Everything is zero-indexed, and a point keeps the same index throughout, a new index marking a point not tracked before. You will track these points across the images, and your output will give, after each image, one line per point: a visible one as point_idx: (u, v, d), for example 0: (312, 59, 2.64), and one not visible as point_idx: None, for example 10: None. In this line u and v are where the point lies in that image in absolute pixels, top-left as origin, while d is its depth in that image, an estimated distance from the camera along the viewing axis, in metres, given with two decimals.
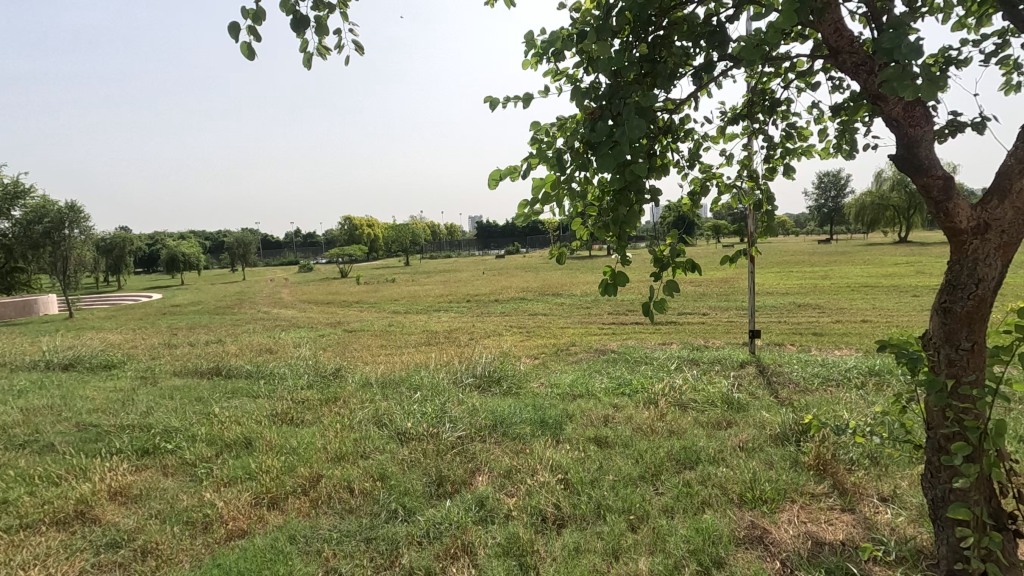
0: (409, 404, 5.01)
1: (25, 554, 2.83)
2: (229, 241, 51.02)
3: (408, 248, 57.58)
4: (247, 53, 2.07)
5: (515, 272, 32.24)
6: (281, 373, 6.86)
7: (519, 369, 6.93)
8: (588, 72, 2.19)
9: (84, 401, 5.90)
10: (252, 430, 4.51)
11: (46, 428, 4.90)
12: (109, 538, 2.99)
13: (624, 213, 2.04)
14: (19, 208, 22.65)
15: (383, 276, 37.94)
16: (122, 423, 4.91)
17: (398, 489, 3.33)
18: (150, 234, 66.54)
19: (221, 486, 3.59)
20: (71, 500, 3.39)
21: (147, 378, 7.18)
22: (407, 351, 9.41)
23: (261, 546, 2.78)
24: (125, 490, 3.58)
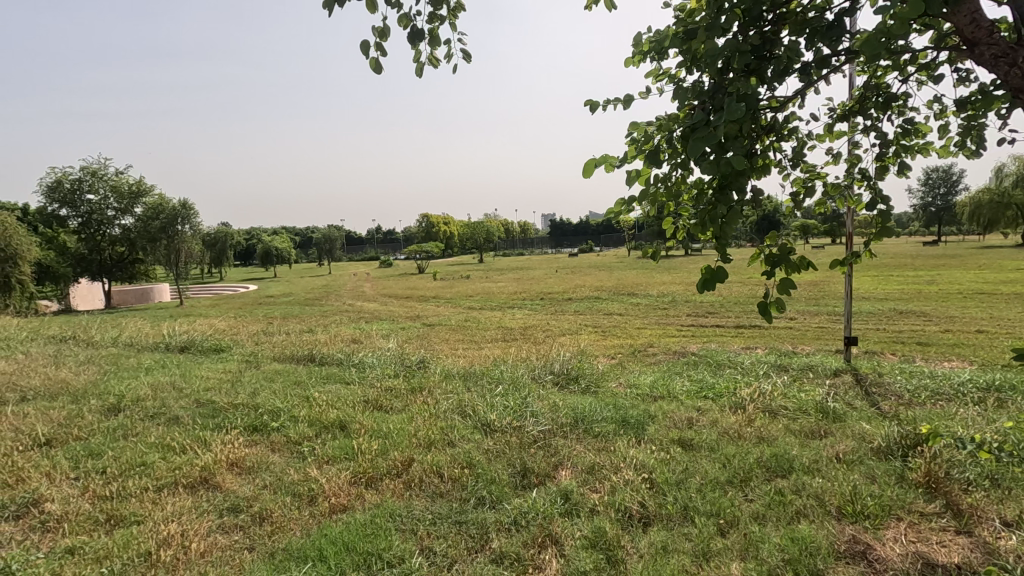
0: (491, 397, 5.16)
1: (163, 511, 3.21)
2: (318, 237, 54.34)
3: (483, 247, 58.55)
4: (373, 68, 2.28)
5: (589, 271, 31.99)
6: (370, 363, 7.26)
7: (597, 368, 6.93)
8: (692, 72, 2.17)
9: (200, 380, 6.54)
10: (347, 414, 4.83)
11: (171, 403, 5.50)
12: (230, 504, 3.33)
13: (723, 211, 1.96)
14: (140, 205, 25.34)
15: (458, 273, 38.90)
16: (234, 402, 5.42)
17: (485, 477, 3.47)
18: (249, 231, 72.19)
19: (323, 463, 3.88)
20: (197, 467, 3.81)
21: (251, 362, 7.84)
22: (485, 346, 9.66)
23: (363, 521, 3.00)
24: (241, 461, 3.95)
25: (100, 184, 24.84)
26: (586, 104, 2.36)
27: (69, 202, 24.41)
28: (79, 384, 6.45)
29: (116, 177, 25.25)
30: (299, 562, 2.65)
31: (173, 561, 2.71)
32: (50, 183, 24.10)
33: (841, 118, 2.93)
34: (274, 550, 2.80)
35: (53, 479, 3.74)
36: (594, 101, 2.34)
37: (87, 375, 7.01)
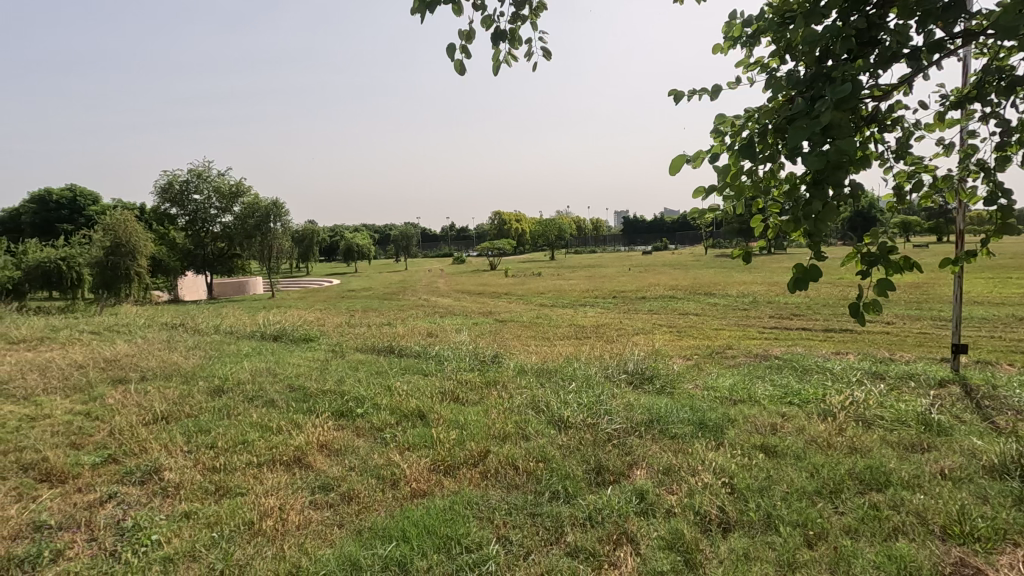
0: (565, 394, 5.18)
1: (264, 485, 3.51)
2: (396, 235, 56.55)
3: (554, 244, 58.51)
4: (458, 69, 2.39)
5: (664, 270, 31.16)
6: (446, 356, 7.50)
7: (673, 369, 6.77)
8: (787, 60, 2.09)
9: (291, 367, 7.03)
10: (426, 404, 5.02)
11: (267, 387, 5.96)
12: (321, 482, 3.57)
13: (817, 207, 1.86)
14: (239, 204, 27.47)
15: (530, 269, 39.11)
16: (322, 388, 5.79)
17: (560, 472, 3.50)
18: (333, 228, 76.36)
19: (404, 450, 4.07)
20: (292, 447, 4.12)
21: (336, 352, 8.32)
22: (557, 343, 9.68)
23: (442, 507, 3.12)
24: (329, 444, 4.22)
25: (204, 185, 27.16)
26: (670, 95, 2.32)
27: (179, 202, 26.88)
28: (188, 367, 7.13)
29: (219, 178, 27.54)
30: (383, 540, 2.80)
31: (272, 531, 2.96)
32: (163, 184, 26.64)
33: (955, 105, 2.70)
34: (360, 528, 2.97)
35: (170, 451, 4.18)
36: (680, 92, 2.30)
37: (196, 358, 7.74)
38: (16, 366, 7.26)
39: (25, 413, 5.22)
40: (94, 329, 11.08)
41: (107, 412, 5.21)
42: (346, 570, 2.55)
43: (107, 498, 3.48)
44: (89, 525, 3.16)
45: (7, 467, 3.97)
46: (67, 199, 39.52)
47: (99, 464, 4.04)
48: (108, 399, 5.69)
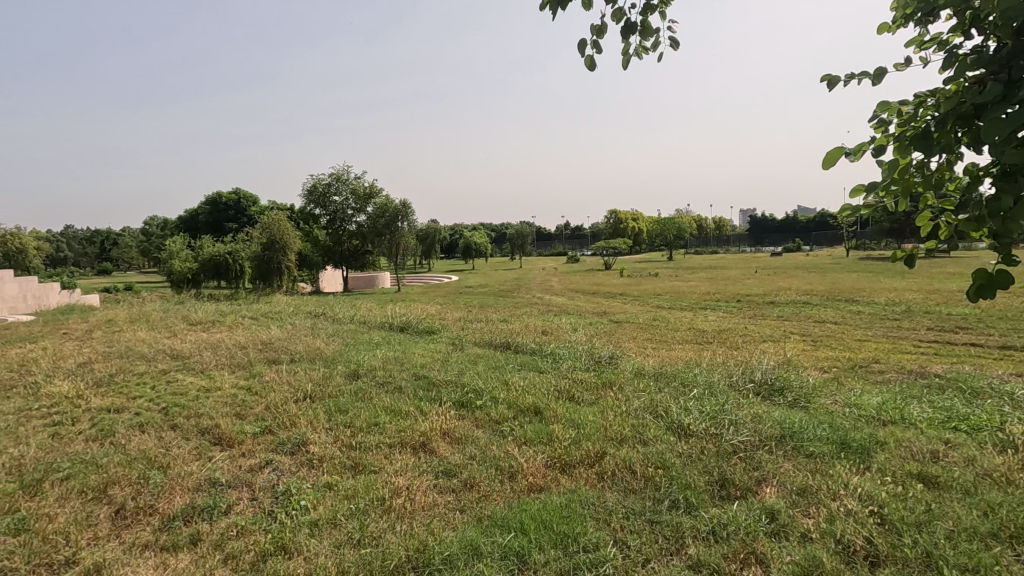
0: (685, 400, 4.97)
1: (394, 465, 3.79)
2: (512, 233, 57.88)
3: (672, 244, 56.28)
4: (588, 65, 2.43)
5: (797, 273, 28.62)
6: (561, 354, 7.55)
7: (808, 381, 6.20)
8: (974, 36, 1.81)
9: (417, 357, 7.50)
10: (542, 401, 5.09)
11: (396, 374, 6.42)
12: (444, 468, 3.77)
13: (1012, 204, 1.58)
14: (372, 205, 29.84)
15: (646, 270, 37.94)
16: (444, 378, 6.11)
17: (680, 481, 3.36)
18: (454, 227, 80.07)
19: (522, 444, 4.16)
20: (418, 432, 4.39)
21: (456, 345, 8.71)
22: (676, 347, 9.32)
23: (559, 503, 3.15)
24: (452, 432, 4.45)
25: (343, 187, 29.79)
26: (823, 80, 2.12)
27: (321, 203, 29.76)
28: (328, 352, 7.88)
29: (355, 181, 30.12)
30: (503, 530, 2.89)
31: (401, 509, 3.18)
32: (309, 187, 29.67)
33: None
34: (480, 516, 3.08)
35: (315, 426, 4.66)
36: (834, 77, 2.09)
37: (335, 345, 8.54)
38: (196, 344, 8.53)
39: (202, 385, 6.12)
40: (254, 315, 12.65)
41: (264, 388, 5.95)
42: (468, 554, 2.67)
43: (265, 464, 3.97)
44: (251, 486, 3.63)
45: (190, 429, 4.69)
46: (234, 202, 45.43)
47: (259, 433, 4.61)
48: (265, 378, 6.47)
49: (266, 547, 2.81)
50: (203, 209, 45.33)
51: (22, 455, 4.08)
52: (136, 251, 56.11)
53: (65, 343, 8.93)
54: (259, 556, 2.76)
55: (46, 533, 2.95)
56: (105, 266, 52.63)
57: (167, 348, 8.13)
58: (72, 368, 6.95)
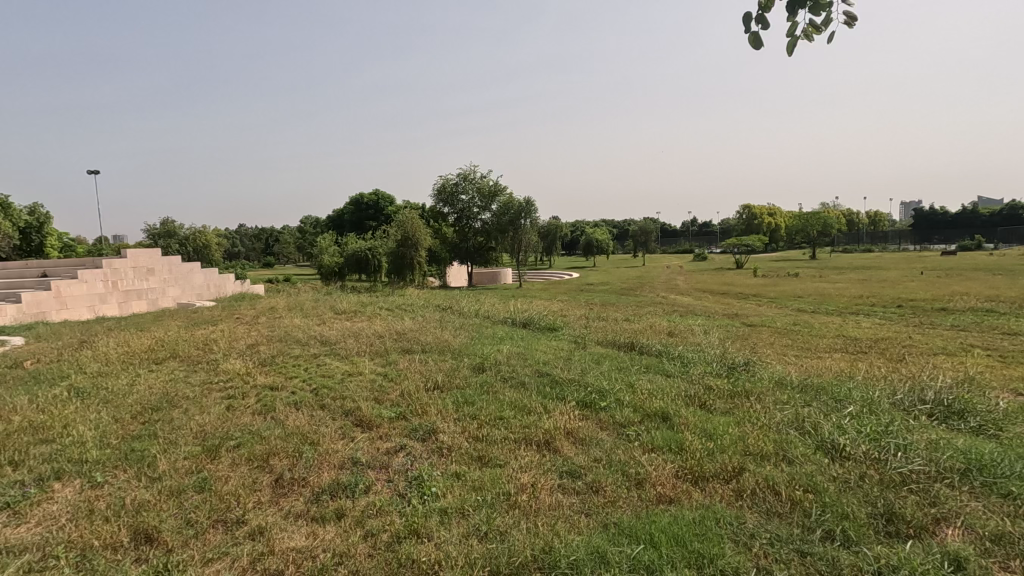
0: (839, 417, 4.41)
1: (519, 461, 3.81)
2: (635, 230, 56.32)
3: (816, 241, 51.03)
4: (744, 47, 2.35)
5: (977, 275, 24.41)
6: (690, 358, 7.14)
7: (999, 404, 5.20)
8: None
9: (540, 353, 7.54)
10: (671, 407, 4.83)
11: (520, 369, 6.51)
12: (568, 468, 3.71)
13: None
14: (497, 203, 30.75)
15: (784, 269, 34.77)
16: (568, 377, 6.05)
17: (835, 510, 2.98)
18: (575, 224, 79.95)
19: (648, 451, 3.98)
20: (542, 429, 4.39)
21: (579, 343, 8.62)
22: (823, 355, 8.39)
23: (691, 519, 2.94)
24: (576, 432, 4.37)
25: (469, 187, 30.97)
26: None
27: (450, 202, 31.18)
28: (456, 344, 8.21)
29: (481, 180, 31.23)
30: (631, 540, 2.76)
31: (526, 506, 3.18)
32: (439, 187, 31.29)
33: None
34: (607, 523, 2.98)
35: (444, 416, 4.86)
36: None
37: (462, 337, 8.89)
38: (341, 332, 9.36)
39: (346, 369, 6.70)
40: (390, 306, 13.63)
41: (398, 376, 6.35)
42: (595, 561, 2.58)
43: (400, 448, 4.21)
44: (387, 469, 3.87)
45: (336, 410, 5.13)
46: (373, 202, 49.41)
47: (394, 418, 4.92)
48: (400, 366, 6.90)
49: (401, 529, 2.96)
50: (348, 209, 50.04)
51: (205, 422, 4.75)
52: (293, 246, 63.36)
53: (239, 326, 10.31)
54: (394, 537, 2.91)
55: (222, 493, 3.39)
56: (270, 260, 60.30)
57: (318, 334, 9.03)
58: (243, 348, 7.98)
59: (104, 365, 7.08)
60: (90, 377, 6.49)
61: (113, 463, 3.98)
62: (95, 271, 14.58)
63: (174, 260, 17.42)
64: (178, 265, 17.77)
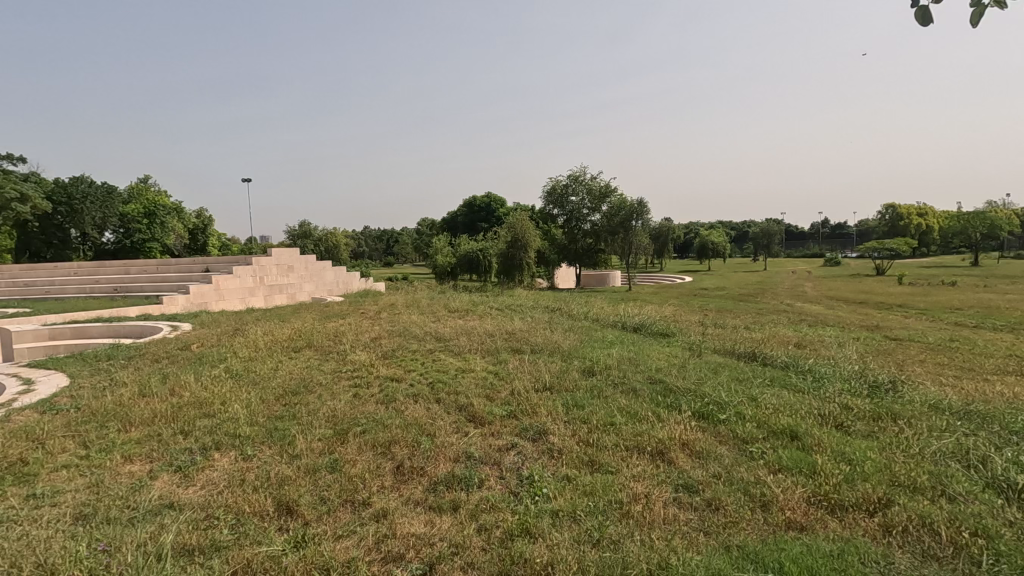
0: (1014, 452, 3.77)
1: (631, 470, 3.70)
2: (756, 232, 52.64)
3: (980, 245, 44.27)
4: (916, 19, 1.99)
5: None
6: (823, 373, 6.50)
7: None
8: None
9: (653, 360, 7.29)
10: (802, 426, 4.43)
11: (631, 375, 6.33)
12: (684, 481, 3.54)
13: None
14: (607, 204, 30.26)
15: (938, 277, 30.54)
16: (683, 386, 5.77)
17: (1013, 561, 2.54)
18: (689, 226, 76.56)
19: (774, 471, 3.67)
20: (656, 438, 4.22)
21: (694, 351, 8.19)
22: (991, 378, 7.22)
23: (828, 552, 2.66)
24: (692, 444, 4.16)
25: (580, 188, 30.85)
26: None
27: (560, 203, 31.35)
28: (566, 346, 8.18)
29: (592, 181, 30.93)
30: (756, 566, 2.56)
31: (640, 517, 3.08)
32: (549, 189, 31.48)
33: None
34: (729, 544, 2.79)
35: (554, 417, 4.86)
36: None
37: (572, 340, 8.85)
38: (455, 329, 9.76)
39: (461, 366, 6.96)
40: (501, 306, 13.95)
41: (509, 375, 6.47)
42: None
43: (510, 446, 4.28)
44: (499, 465, 3.94)
45: (451, 404, 5.33)
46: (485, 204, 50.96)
47: (505, 416, 5.01)
48: (510, 365, 7.03)
49: (512, 526, 3.00)
50: (461, 211, 52.16)
51: (335, 408, 5.17)
52: (411, 247, 67.31)
53: (363, 320, 11.10)
54: (507, 534, 2.95)
55: (351, 474, 3.67)
56: (390, 260, 64.57)
57: (433, 330, 9.47)
58: (368, 341, 8.61)
59: (254, 351, 7.99)
60: (243, 361, 7.35)
61: (261, 439, 4.46)
62: (247, 267, 16.54)
63: (309, 258, 19.22)
64: (313, 263, 19.60)
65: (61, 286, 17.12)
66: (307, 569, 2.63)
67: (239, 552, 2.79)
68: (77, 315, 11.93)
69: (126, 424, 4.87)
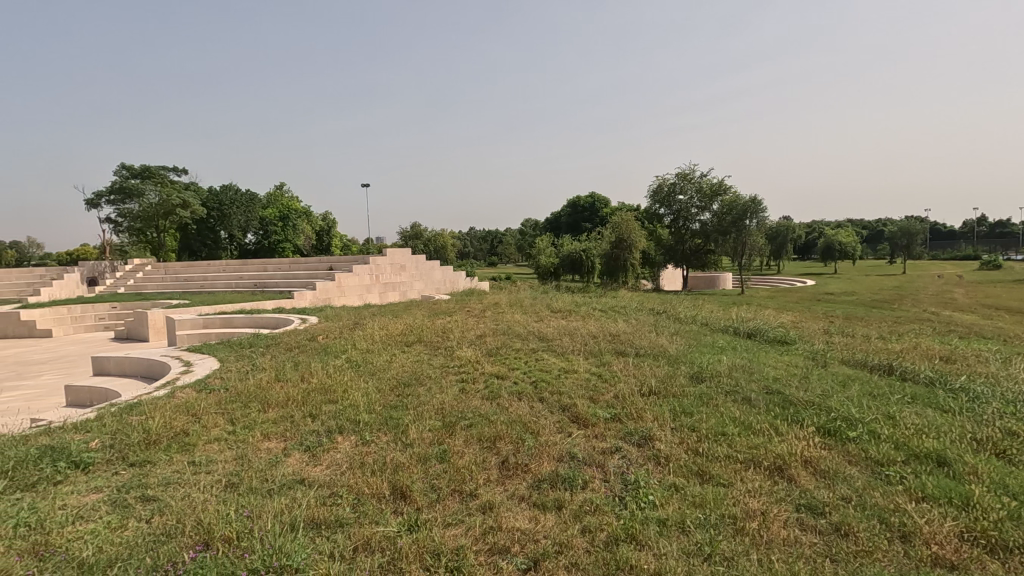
0: None
1: (745, 484, 3.49)
2: (894, 231, 47.18)
3: None
4: None
5: None
6: (980, 392, 5.67)
7: None
8: None
9: (769, 368, 6.81)
10: (952, 451, 3.90)
11: (744, 384, 5.95)
12: (807, 501, 3.26)
13: None
14: (718, 203, 28.70)
15: None
16: (805, 398, 5.32)
17: None
18: (812, 226, 70.46)
19: (916, 499, 3.27)
20: (773, 453, 3.94)
21: (818, 361, 7.52)
22: None
23: None
24: (815, 462, 3.83)
25: (689, 186, 29.66)
26: None
27: (666, 203, 30.33)
28: (673, 351, 7.89)
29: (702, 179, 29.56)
30: None
31: (756, 535, 2.89)
32: (656, 188, 30.62)
33: None
34: None
35: (660, 423, 4.71)
36: None
37: (679, 344, 8.52)
38: (558, 329, 9.79)
39: (563, 366, 6.98)
40: (604, 307, 13.78)
41: (613, 378, 6.37)
42: None
43: (614, 449, 4.21)
44: (604, 468, 3.90)
45: (554, 404, 5.35)
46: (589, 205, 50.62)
47: (609, 419, 4.93)
48: (614, 367, 6.92)
49: (617, 531, 2.96)
50: (565, 212, 52.29)
51: (444, 401, 5.41)
52: (515, 248, 68.73)
53: (469, 318, 11.51)
54: (612, 538, 2.91)
55: (459, 465, 3.82)
56: (495, 260, 66.33)
57: (536, 330, 9.58)
58: (474, 338, 8.90)
59: (371, 343, 8.59)
60: (361, 353, 7.93)
61: (377, 426, 4.78)
62: (365, 267, 17.82)
63: (419, 258, 20.27)
64: (423, 263, 20.66)
65: (214, 282, 19.62)
66: (419, 553, 2.77)
67: (359, 529, 3.01)
68: (225, 307, 13.59)
69: (265, 405, 5.45)
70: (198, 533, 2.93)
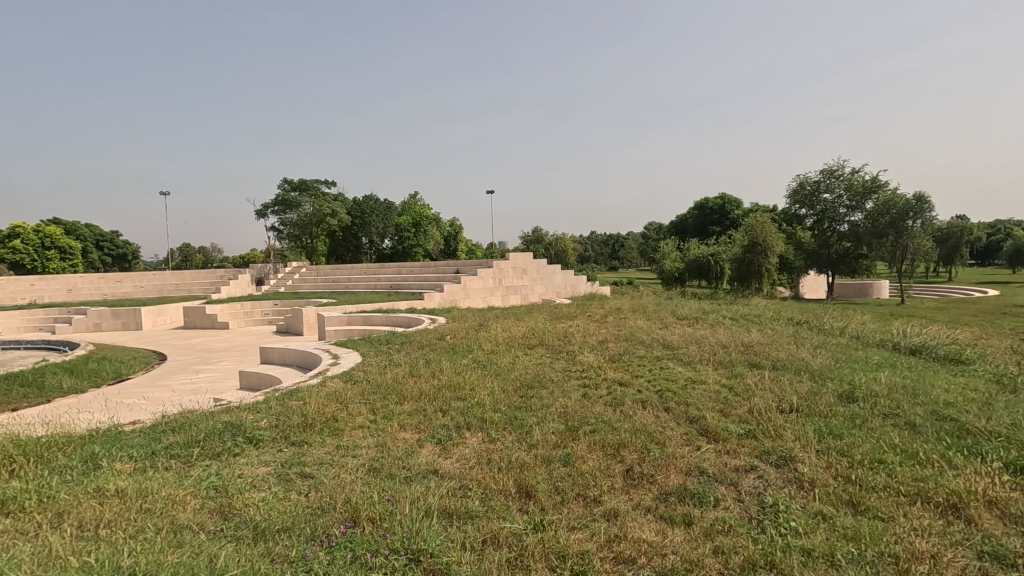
0: None
1: (911, 521, 3.07)
2: None
3: None
4: None
5: None
6: None
7: None
8: None
9: (938, 391, 5.91)
10: None
11: (906, 407, 5.23)
12: (993, 550, 2.79)
13: None
14: (872, 201, 25.57)
15: None
16: (987, 428, 4.55)
17: None
18: (998, 225, 59.98)
19: None
20: (945, 488, 3.42)
21: (1006, 385, 6.37)
22: None
23: None
24: (1003, 504, 3.26)
25: (836, 183, 26.99)
26: None
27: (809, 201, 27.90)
28: (816, 365, 7.17)
29: (852, 176, 26.70)
30: None
31: None
32: (796, 187, 28.39)
33: None
34: None
35: (803, 444, 4.31)
36: None
37: (824, 358, 7.72)
38: (684, 337, 9.35)
39: (690, 376, 6.65)
40: (735, 315, 12.92)
41: (746, 391, 5.95)
42: None
43: (750, 467, 3.94)
44: (737, 487, 3.66)
45: (681, 415, 5.13)
46: (719, 207, 47.72)
47: (743, 435, 4.61)
48: (747, 380, 6.46)
49: (754, 555, 2.76)
50: (692, 215, 49.85)
51: (567, 405, 5.43)
52: (638, 251, 67.04)
53: (591, 323, 11.43)
54: (748, 563, 2.72)
55: (583, 470, 3.81)
56: (616, 264, 65.27)
57: (660, 337, 9.26)
58: (596, 344, 8.82)
59: (495, 345, 8.89)
60: (486, 354, 8.23)
61: (502, 426, 4.93)
62: (489, 270, 18.46)
63: (541, 262, 20.54)
64: (545, 267, 20.91)
65: (357, 283, 21.57)
66: (545, 552, 2.82)
67: (487, 523, 3.13)
68: (365, 306, 14.87)
69: (401, 398, 5.88)
70: (346, 510, 3.24)
